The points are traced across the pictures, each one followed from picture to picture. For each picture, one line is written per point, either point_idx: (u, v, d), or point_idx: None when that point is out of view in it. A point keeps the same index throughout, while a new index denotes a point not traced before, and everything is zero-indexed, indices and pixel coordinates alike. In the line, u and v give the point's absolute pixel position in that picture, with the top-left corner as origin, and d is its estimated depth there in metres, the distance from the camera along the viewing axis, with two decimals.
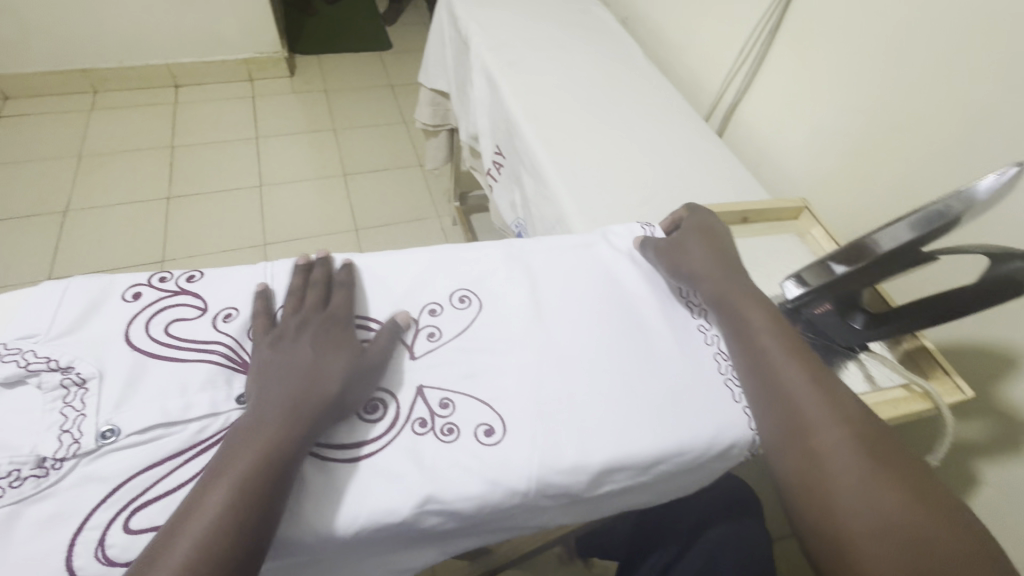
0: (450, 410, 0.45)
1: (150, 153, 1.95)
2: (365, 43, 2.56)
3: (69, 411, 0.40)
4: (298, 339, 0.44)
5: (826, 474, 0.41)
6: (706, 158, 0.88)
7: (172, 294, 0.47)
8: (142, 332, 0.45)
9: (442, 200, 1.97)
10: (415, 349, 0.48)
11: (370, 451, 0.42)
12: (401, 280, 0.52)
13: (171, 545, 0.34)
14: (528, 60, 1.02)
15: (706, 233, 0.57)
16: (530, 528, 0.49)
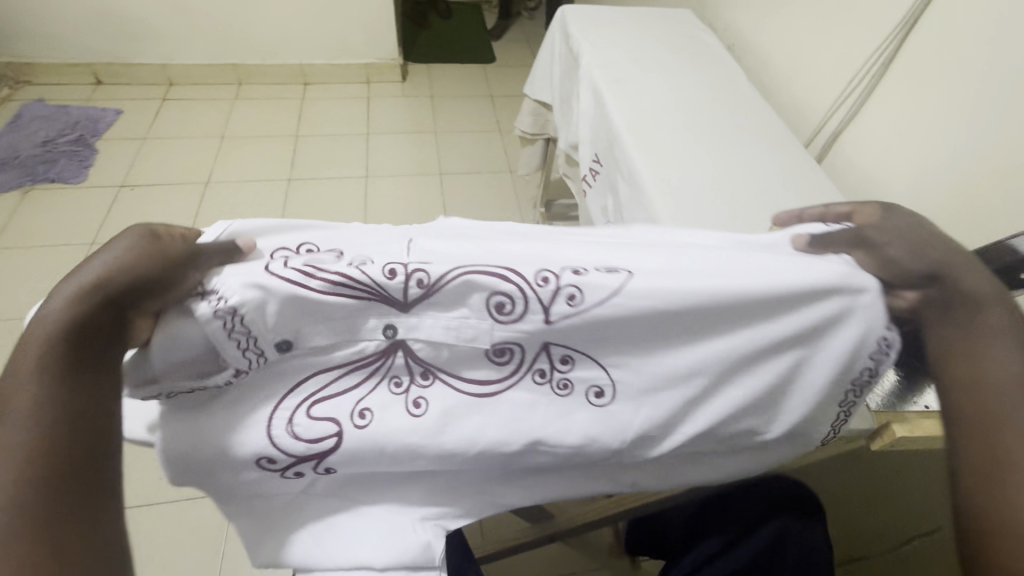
0: (569, 365, 0.49)
1: (278, 139, 2.22)
2: (471, 56, 2.74)
3: (237, 335, 0.42)
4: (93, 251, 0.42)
5: (1009, 498, 0.38)
6: (804, 182, 0.91)
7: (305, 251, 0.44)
8: (278, 267, 0.42)
9: (527, 205, 2.07)
10: (552, 311, 0.45)
11: (496, 389, 0.48)
12: (542, 246, 0.46)
13: None
14: (634, 78, 1.10)
15: (916, 217, 0.48)
16: (605, 481, 0.55)
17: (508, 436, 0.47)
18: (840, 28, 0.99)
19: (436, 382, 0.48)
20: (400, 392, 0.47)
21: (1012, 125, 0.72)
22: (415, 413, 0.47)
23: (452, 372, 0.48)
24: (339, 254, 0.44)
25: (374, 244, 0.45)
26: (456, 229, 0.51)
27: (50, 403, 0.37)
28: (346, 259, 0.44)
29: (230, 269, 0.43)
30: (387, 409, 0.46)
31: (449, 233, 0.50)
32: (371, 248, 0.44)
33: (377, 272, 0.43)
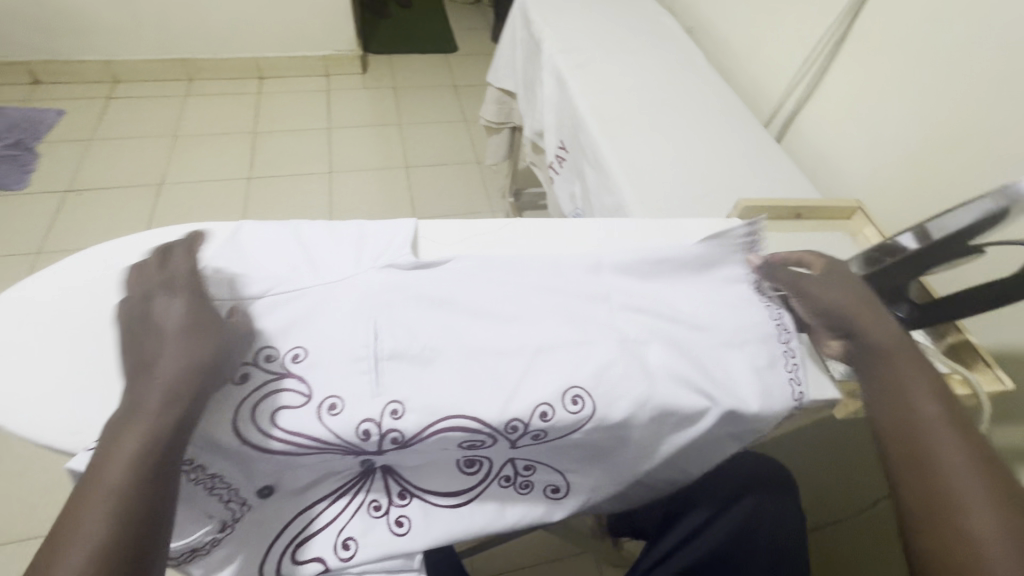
0: (532, 471, 0.56)
1: (235, 136, 2.14)
2: (433, 46, 2.69)
3: (220, 489, 0.47)
4: (160, 297, 0.46)
5: (953, 495, 0.42)
6: (768, 161, 0.92)
7: (275, 377, 0.48)
8: (252, 427, 0.46)
9: (496, 196, 2.06)
10: (517, 441, 0.50)
11: (466, 498, 0.53)
12: (512, 365, 0.51)
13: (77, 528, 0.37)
14: (596, 62, 1.10)
15: (841, 269, 0.59)
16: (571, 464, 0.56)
17: (484, 423, 0.48)
18: (794, 9, 1.00)
19: (414, 499, 0.51)
20: (381, 514, 0.50)
21: (960, 99, 0.74)
22: (398, 532, 0.50)
23: (426, 488, 0.52)
24: (306, 398, 0.47)
25: (342, 380, 0.48)
26: (420, 313, 0.53)
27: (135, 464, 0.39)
28: (316, 409, 0.46)
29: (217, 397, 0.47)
30: (366, 404, 0.47)
31: (407, 318, 0.52)
32: (340, 387, 0.47)
33: (342, 428, 0.46)
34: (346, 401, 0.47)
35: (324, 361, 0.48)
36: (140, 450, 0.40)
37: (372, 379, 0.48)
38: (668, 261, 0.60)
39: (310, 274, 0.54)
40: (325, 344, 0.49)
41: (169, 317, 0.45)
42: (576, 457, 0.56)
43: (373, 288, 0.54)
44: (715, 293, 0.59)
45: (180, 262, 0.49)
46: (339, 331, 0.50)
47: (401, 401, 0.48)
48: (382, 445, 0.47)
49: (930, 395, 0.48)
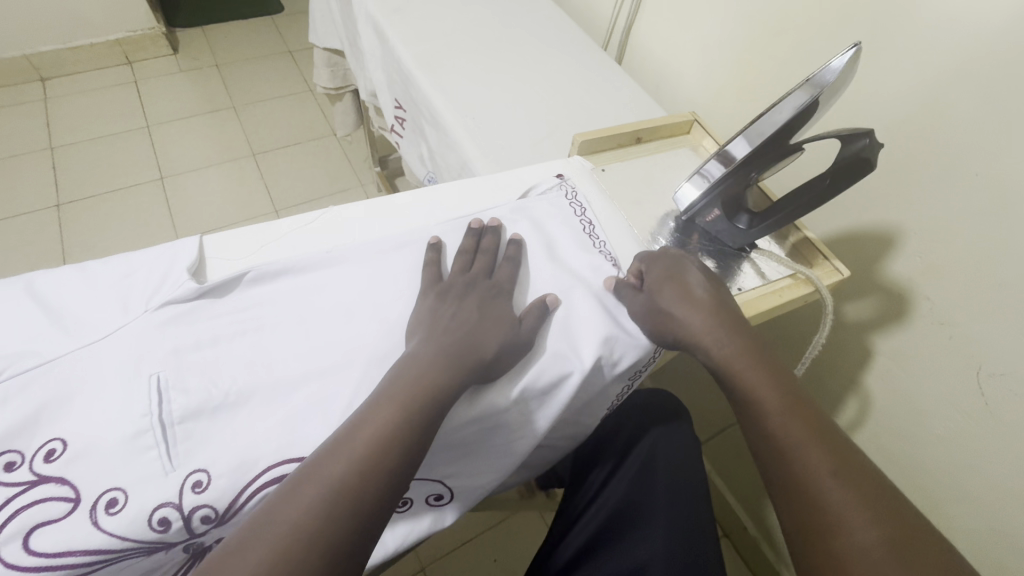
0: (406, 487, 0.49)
1: (26, 158, 1.76)
2: (253, 8, 2.35)
3: None
4: (465, 297, 0.49)
5: (826, 506, 0.39)
6: (608, 88, 0.88)
7: (26, 487, 0.36)
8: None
9: (363, 167, 1.90)
10: None
11: None
12: (342, 380, 0.44)
13: (331, 462, 0.36)
14: (414, 3, 0.97)
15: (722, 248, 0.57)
16: (443, 474, 0.50)
17: None
18: None
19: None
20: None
21: None
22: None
23: None
24: (73, 502, 0.36)
25: (119, 465, 0.38)
26: (213, 349, 0.44)
27: (416, 420, 0.40)
28: (91, 513, 0.36)
29: None
30: (154, 487, 0.37)
31: (200, 359, 0.43)
32: (120, 476, 0.37)
33: (133, 523, 0.36)
34: (130, 492, 0.37)
35: (90, 449, 0.38)
36: (406, 427, 0.39)
37: (161, 453, 0.39)
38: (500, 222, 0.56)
39: (62, 338, 0.42)
40: (87, 425, 0.38)
41: (468, 316, 0.47)
42: (449, 461, 0.49)
43: (150, 339, 0.43)
44: (558, 245, 0.56)
45: (498, 272, 0.52)
46: (107, 401, 0.39)
47: (207, 468, 0.39)
48: (192, 527, 0.38)
49: (805, 428, 0.43)
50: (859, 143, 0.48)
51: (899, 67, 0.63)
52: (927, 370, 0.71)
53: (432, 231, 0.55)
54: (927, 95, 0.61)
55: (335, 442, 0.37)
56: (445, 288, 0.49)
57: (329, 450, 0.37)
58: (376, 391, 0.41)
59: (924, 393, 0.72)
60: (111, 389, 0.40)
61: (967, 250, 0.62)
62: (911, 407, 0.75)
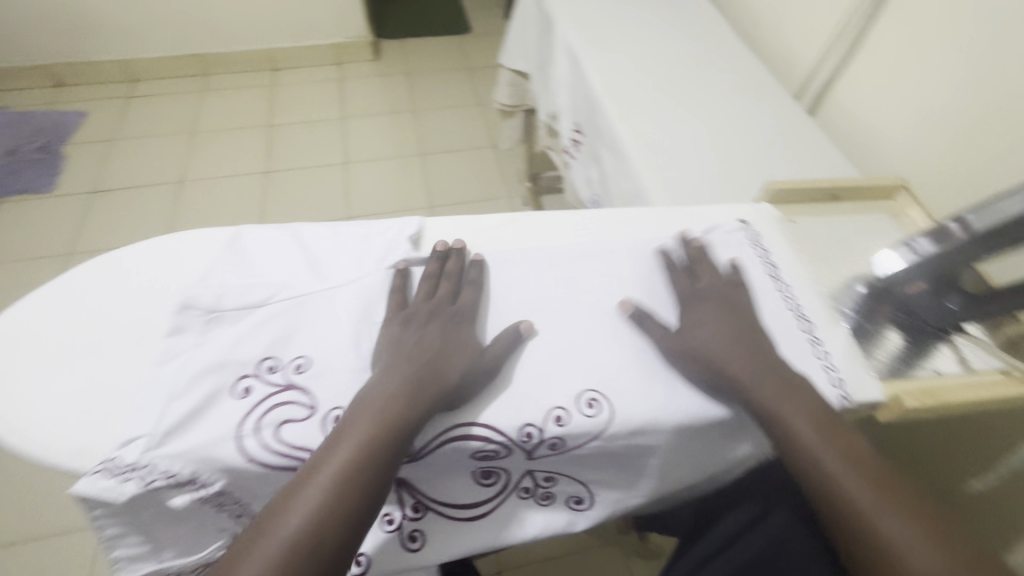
0: (553, 482, 0.52)
1: (251, 131, 2.14)
2: (444, 27, 2.64)
3: (227, 509, 0.44)
4: (426, 324, 0.49)
5: None
6: (798, 140, 0.86)
7: (280, 389, 0.45)
8: (255, 441, 0.43)
9: (513, 181, 2.01)
10: (534, 453, 0.47)
11: (483, 510, 0.50)
12: (526, 362, 0.49)
13: (317, 474, 0.40)
14: (612, 37, 1.04)
15: (727, 301, 0.52)
16: (588, 479, 0.52)
17: (497, 431, 0.45)
18: None
19: (428, 511, 0.49)
20: (393, 528, 0.48)
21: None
22: (412, 547, 0.48)
23: (440, 500, 0.49)
24: (311, 410, 0.45)
25: (345, 389, 0.46)
26: (424, 314, 0.51)
27: (393, 437, 0.42)
28: (322, 422, 0.44)
29: (222, 411, 0.44)
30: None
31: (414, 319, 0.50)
32: (344, 398, 0.45)
33: None
34: None
35: (329, 372, 0.46)
36: (379, 447, 0.41)
37: None
38: (684, 252, 0.58)
39: (316, 279, 0.52)
40: (328, 352, 0.48)
41: (429, 342, 0.47)
42: (599, 466, 0.51)
43: (379, 294, 0.51)
44: (740, 283, 0.56)
45: (462, 297, 0.52)
46: (344, 336, 0.49)
47: None
48: None
49: (886, 512, 0.40)
50: None
51: None
52: None
53: (615, 248, 0.58)
54: None
55: (324, 451, 0.41)
56: (405, 315, 0.49)
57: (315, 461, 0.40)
58: (346, 412, 0.43)
59: None
60: (348, 328, 0.49)
61: None
62: None
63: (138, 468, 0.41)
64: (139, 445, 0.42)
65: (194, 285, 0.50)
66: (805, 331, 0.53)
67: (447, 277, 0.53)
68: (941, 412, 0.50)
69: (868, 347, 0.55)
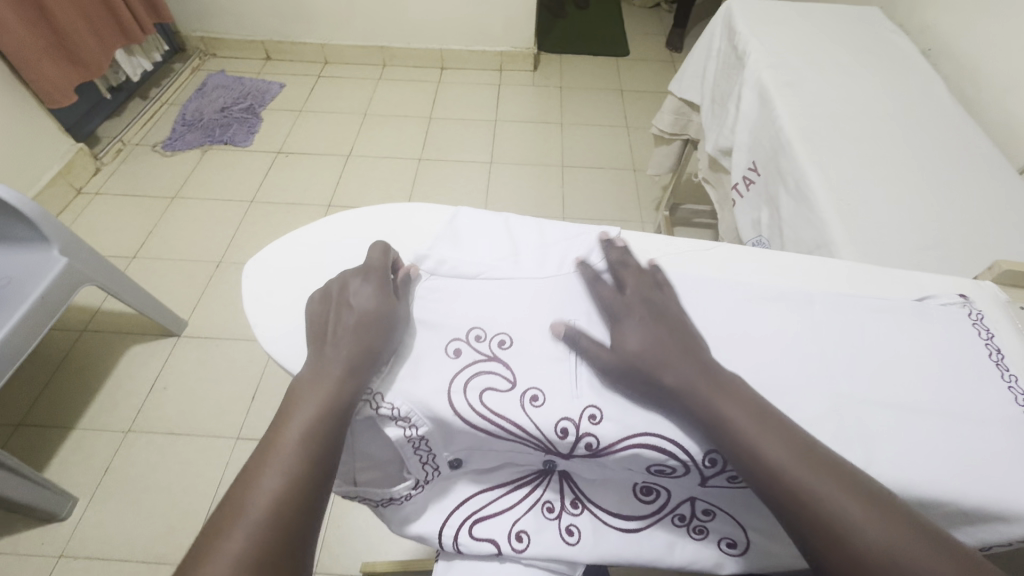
0: (710, 517, 0.51)
1: (412, 120, 2.34)
2: (605, 48, 2.69)
3: (421, 454, 0.49)
4: (343, 296, 0.53)
5: None
6: (1022, 219, 0.77)
7: (485, 358, 0.50)
8: (463, 399, 0.47)
9: (648, 206, 2.00)
10: (708, 480, 0.47)
11: (637, 526, 0.51)
12: None
13: (270, 459, 0.42)
14: (810, 81, 1.01)
15: (655, 305, 0.52)
16: (749, 526, 0.51)
17: (682, 448, 0.46)
18: None
19: (586, 510, 0.51)
20: (553, 517, 0.50)
21: None
22: (568, 541, 0.50)
23: (598, 503, 0.51)
24: (511, 384, 0.49)
25: (543, 373, 0.49)
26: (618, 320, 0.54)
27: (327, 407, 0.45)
28: (520, 397, 0.48)
29: (437, 366, 0.49)
30: (562, 402, 0.48)
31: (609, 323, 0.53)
32: (541, 380, 0.49)
33: (546, 419, 0.47)
34: (547, 396, 0.48)
35: (529, 353, 0.50)
36: (318, 420, 0.44)
37: (571, 378, 0.49)
38: (891, 316, 0.55)
39: (522, 268, 0.57)
40: (530, 336, 0.52)
41: (343, 315, 0.51)
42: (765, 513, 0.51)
43: (578, 294, 0.55)
44: (956, 360, 0.52)
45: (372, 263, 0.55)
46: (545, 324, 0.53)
47: (598, 407, 0.47)
48: (574, 447, 0.47)
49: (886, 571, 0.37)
50: None
51: None
52: None
53: (812, 296, 0.57)
54: None
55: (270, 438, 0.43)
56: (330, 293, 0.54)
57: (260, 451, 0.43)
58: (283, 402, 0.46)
59: None
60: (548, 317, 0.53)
61: None
62: None
63: (373, 394, 0.48)
64: (371, 377, 0.48)
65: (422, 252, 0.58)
66: None
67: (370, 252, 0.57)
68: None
69: None
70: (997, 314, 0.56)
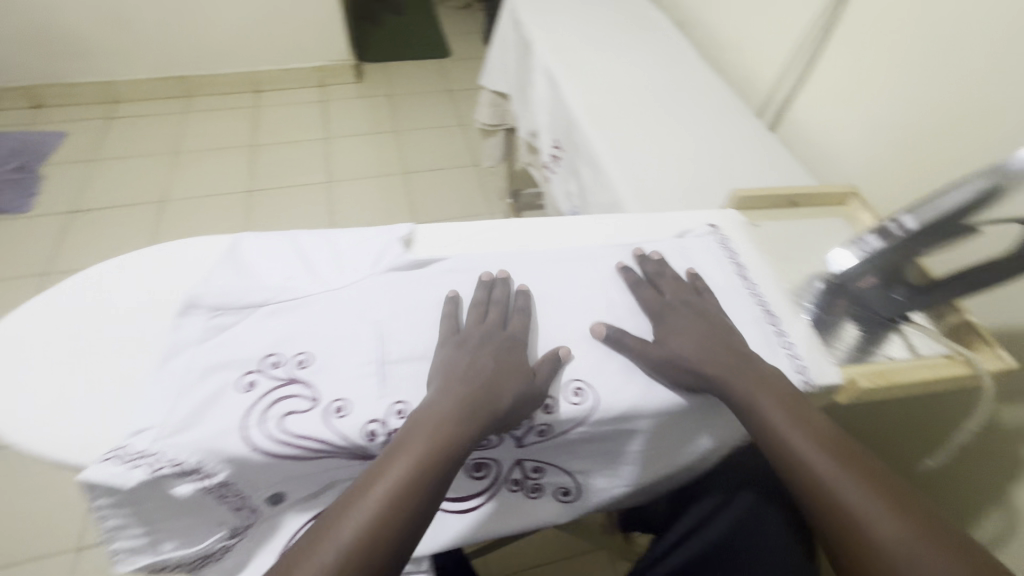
0: (541, 473, 0.54)
1: (233, 151, 2.15)
2: (426, 52, 2.71)
3: (230, 500, 0.46)
4: (478, 347, 0.50)
5: None
6: (762, 154, 0.92)
7: (282, 383, 0.48)
8: (260, 431, 0.45)
9: (495, 198, 2.07)
10: (523, 440, 0.51)
11: (475, 503, 0.52)
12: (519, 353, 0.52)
13: (359, 499, 0.40)
14: (588, 61, 1.10)
15: (699, 309, 0.55)
16: (575, 470, 0.55)
17: None
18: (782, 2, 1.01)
19: None
20: None
21: (958, 77, 0.73)
22: None
23: None
24: (313, 402, 0.47)
25: (346, 382, 0.48)
26: (416, 311, 0.54)
27: (440, 462, 0.42)
28: (323, 413, 0.46)
29: (228, 405, 0.46)
30: (369, 404, 0.47)
31: (409, 314, 0.53)
32: (346, 390, 0.48)
33: (354, 428, 0.46)
34: (353, 404, 0.47)
35: (330, 366, 0.49)
36: (420, 474, 0.41)
37: (377, 380, 0.48)
38: (657, 253, 0.62)
39: (311, 282, 0.55)
40: (329, 349, 0.50)
41: (475, 364, 0.48)
42: (585, 455, 0.55)
43: (375, 297, 0.54)
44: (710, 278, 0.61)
45: (511, 323, 0.53)
46: (344, 333, 0.51)
47: (406, 401, 0.48)
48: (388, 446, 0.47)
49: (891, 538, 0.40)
50: None
51: None
52: None
53: (595, 252, 0.62)
54: None
55: (366, 478, 0.41)
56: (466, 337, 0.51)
57: (355, 488, 0.40)
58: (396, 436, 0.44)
59: None
60: (345, 323, 0.52)
61: None
62: None
63: (147, 455, 0.43)
64: (147, 436, 0.44)
65: (197, 286, 0.53)
66: (771, 324, 0.57)
67: (503, 289, 0.55)
68: (902, 391, 0.55)
69: (831, 342, 0.59)
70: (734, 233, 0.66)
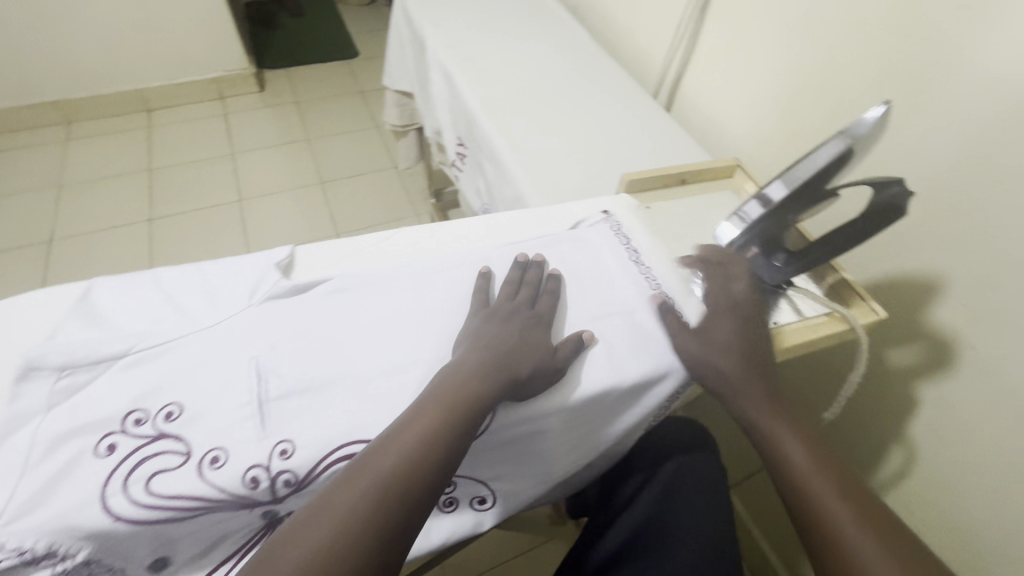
0: (453, 486, 0.53)
1: (128, 177, 1.99)
2: (332, 54, 2.60)
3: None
4: (508, 322, 0.52)
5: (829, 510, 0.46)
6: (657, 134, 0.94)
7: (149, 440, 0.43)
8: (123, 497, 0.41)
9: (419, 199, 2.02)
10: None
11: None
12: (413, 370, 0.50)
13: (397, 438, 0.42)
14: (483, 54, 1.08)
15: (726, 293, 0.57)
16: (488, 477, 0.54)
17: None
18: None
19: None
20: None
21: (822, 46, 0.77)
22: None
23: None
24: (185, 455, 0.43)
25: (221, 429, 0.44)
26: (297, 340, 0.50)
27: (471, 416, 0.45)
28: (198, 466, 0.43)
29: (83, 475, 0.41)
30: (249, 449, 0.44)
31: (289, 343, 0.50)
32: (223, 437, 0.44)
33: (233, 477, 0.43)
34: (230, 452, 0.43)
35: (201, 414, 0.45)
36: (451, 426, 0.44)
37: (256, 422, 0.45)
38: (551, 248, 0.62)
39: (179, 324, 0.50)
40: (200, 395, 0.46)
41: (504, 335, 0.51)
42: (496, 461, 0.54)
43: (251, 331, 0.50)
44: (604, 266, 0.61)
45: (540, 302, 0.55)
46: (218, 374, 0.47)
47: (292, 439, 0.45)
48: (275, 490, 0.44)
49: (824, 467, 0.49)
50: (891, 189, 0.54)
51: (929, 130, 0.67)
52: (979, 424, 0.69)
53: (488, 252, 0.61)
54: (964, 151, 0.64)
55: (406, 419, 0.44)
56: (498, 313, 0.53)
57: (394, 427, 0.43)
58: (430, 386, 0.46)
59: (967, 444, 0.71)
60: (219, 363, 0.48)
61: (1012, 304, 0.62)
62: (954, 459, 0.73)
63: None
64: None
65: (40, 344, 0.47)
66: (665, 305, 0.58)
67: (535, 267, 0.58)
68: (781, 358, 0.59)
69: None
70: (625, 217, 0.67)
